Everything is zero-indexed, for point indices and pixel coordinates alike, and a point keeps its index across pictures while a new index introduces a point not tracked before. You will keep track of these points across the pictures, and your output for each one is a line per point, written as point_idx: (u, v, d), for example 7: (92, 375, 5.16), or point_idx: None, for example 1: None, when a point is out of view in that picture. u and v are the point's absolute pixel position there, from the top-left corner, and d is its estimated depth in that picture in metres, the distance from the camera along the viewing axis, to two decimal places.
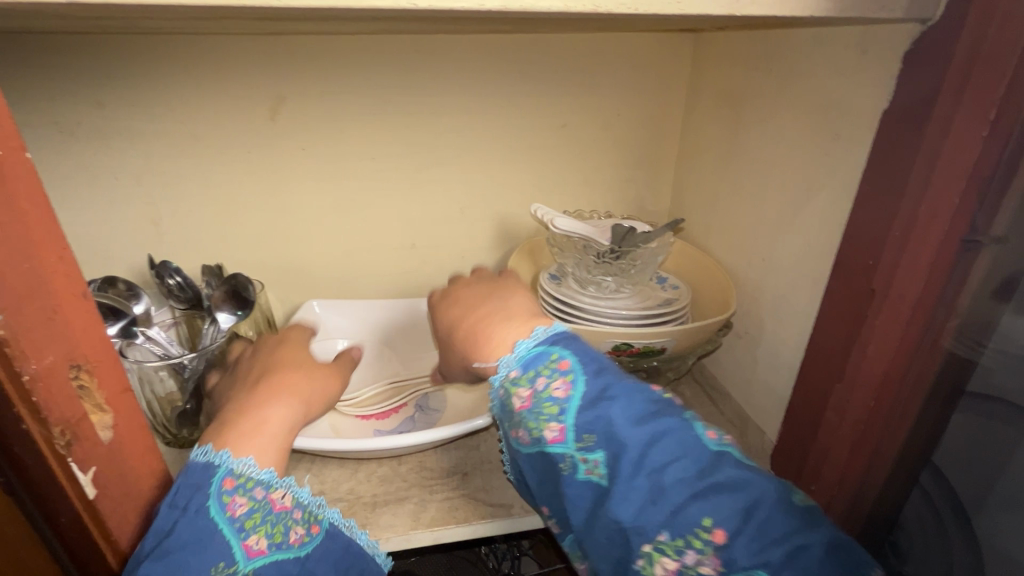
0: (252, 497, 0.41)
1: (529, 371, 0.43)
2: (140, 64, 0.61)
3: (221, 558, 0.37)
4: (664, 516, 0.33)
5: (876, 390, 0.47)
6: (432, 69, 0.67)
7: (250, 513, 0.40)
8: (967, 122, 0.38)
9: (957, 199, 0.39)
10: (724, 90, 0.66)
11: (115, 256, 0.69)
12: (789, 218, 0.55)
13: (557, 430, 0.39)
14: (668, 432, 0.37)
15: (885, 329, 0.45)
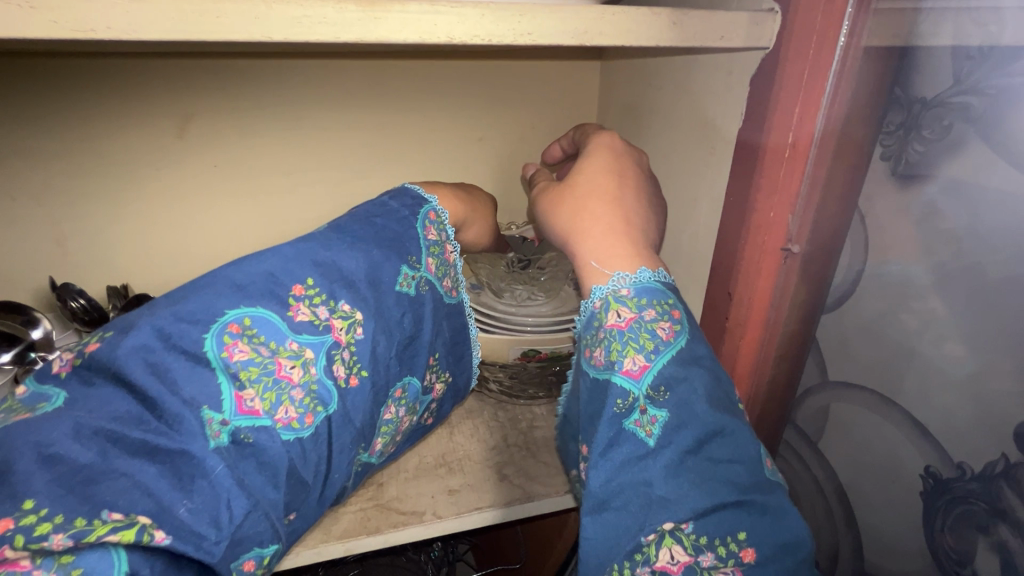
0: (435, 235, 0.50)
1: (641, 297, 0.43)
2: (29, 82, 0.59)
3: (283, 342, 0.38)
4: (704, 509, 0.36)
5: (734, 383, 0.52)
6: (343, 86, 0.68)
7: (432, 245, 0.50)
8: (794, 145, 0.44)
9: (775, 210, 0.46)
10: (626, 104, 0.70)
11: (14, 280, 0.66)
12: (679, 227, 0.59)
13: (639, 367, 0.40)
14: (741, 443, 0.39)
15: (741, 328, 0.50)
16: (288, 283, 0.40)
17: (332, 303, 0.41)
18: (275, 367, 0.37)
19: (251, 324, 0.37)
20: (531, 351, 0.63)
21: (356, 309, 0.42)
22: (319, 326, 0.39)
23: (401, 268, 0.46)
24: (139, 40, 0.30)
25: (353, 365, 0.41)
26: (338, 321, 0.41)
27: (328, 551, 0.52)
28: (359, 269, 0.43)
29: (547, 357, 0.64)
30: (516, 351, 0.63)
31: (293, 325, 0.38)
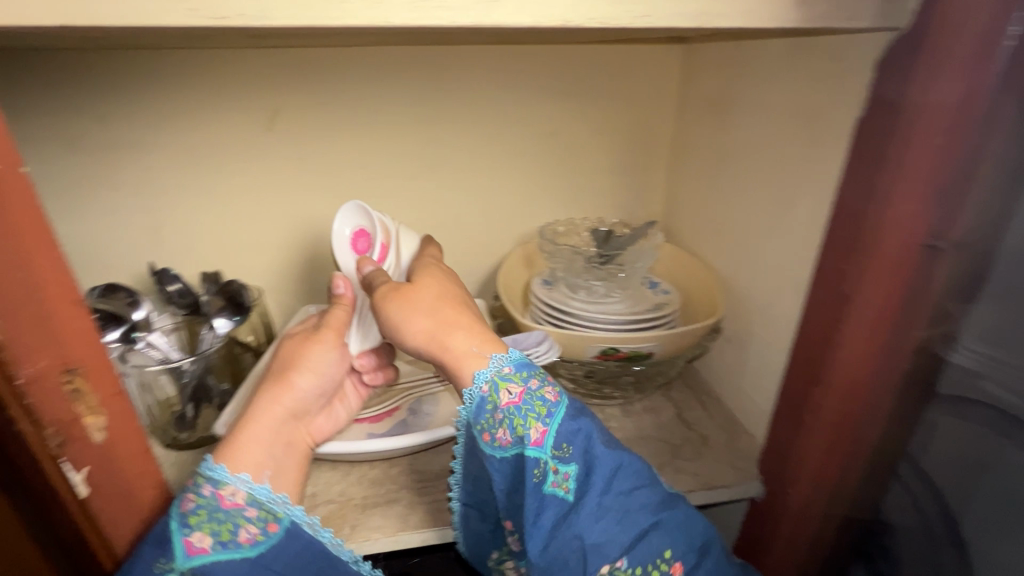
0: (200, 494, 0.42)
1: (522, 371, 0.46)
2: (137, 78, 0.62)
3: (163, 555, 0.39)
4: (632, 541, 0.40)
5: (848, 393, 0.47)
6: (424, 79, 0.68)
7: (197, 508, 0.41)
8: (922, 125, 0.39)
9: (920, 205, 0.40)
10: (711, 96, 0.67)
11: (116, 264, 0.71)
12: (773, 224, 0.56)
13: (542, 434, 0.43)
14: (641, 470, 0.43)
15: (855, 332, 0.46)
16: (212, 499, 0.42)
17: (237, 516, 0.42)
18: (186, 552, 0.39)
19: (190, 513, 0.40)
20: (610, 350, 0.61)
21: (274, 500, 0.44)
22: (220, 540, 0.40)
23: (181, 526, 0.40)
24: (267, 26, 0.31)
25: (265, 516, 0.43)
26: (243, 525, 0.42)
27: (406, 539, 0.53)
28: (164, 550, 0.39)
29: (625, 357, 0.62)
30: (594, 349, 0.61)
31: (199, 556, 0.39)
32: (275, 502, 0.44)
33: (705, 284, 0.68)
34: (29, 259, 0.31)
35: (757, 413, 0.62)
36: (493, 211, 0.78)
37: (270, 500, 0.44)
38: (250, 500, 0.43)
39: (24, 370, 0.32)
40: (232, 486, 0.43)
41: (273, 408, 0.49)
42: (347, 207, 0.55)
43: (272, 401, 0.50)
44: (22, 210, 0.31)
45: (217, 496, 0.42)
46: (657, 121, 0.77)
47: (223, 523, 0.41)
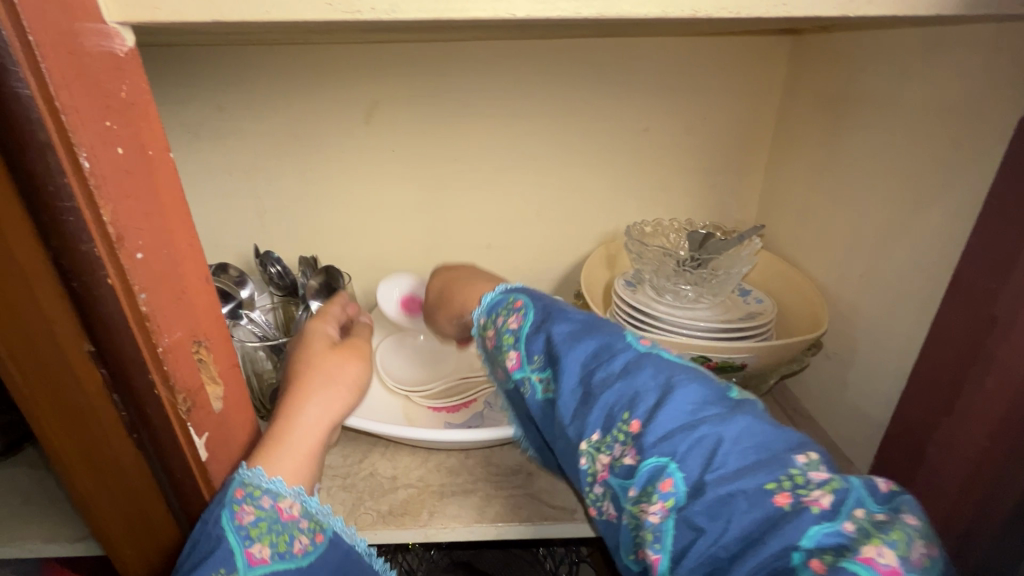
0: (259, 506, 0.39)
1: (492, 315, 0.49)
2: (253, 72, 0.66)
3: (220, 566, 0.36)
4: (593, 414, 0.37)
5: (994, 430, 0.41)
6: (518, 74, 0.68)
7: (258, 521, 0.39)
8: None
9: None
10: (825, 92, 0.62)
11: (225, 245, 0.77)
12: (896, 233, 0.51)
13: (516, 359, 0.45)
14: (603, 345, 0.40)
15: (1008, 362, 0.39)
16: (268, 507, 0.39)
17: (292, 526, 0.40)
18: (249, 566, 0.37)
19: (250, 523, 0.38)
20: (700, 358, 0.58)
21: (322, 510, 0.43)
22: (279, 551, 0.38)
23: (242, 538, 0.38)
24: (397, 19, 0.31)
25: (316, 527, 0.41)
26: (295, 537, 0.40)
27: (482, 531, 0.53)
28: (222, 564, 0.36)
29: (715, 367, 0.59)
30: (683, 356, 0.59)
31: (262, 568, 0.37)
32: (322, 512, 0.43)
33: (804, 295, 0.63)
34: (172, 239, 0.34)
35: (859, 437, 0.57)
36: (576, 208, 0.77)
37: (318, 509, 0.42)
38: (303, 511, 0.41)
39: (164, 340, 0.34)
40: (290, 498, 0.41)
41: (323, 416, 0.47)
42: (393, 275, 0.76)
43: (321, 404, 0.47)
44: (169, 192, 0.34)
45: (277, 508, 0.40)
46: (757, 119, 0.72)
47: (282, 533, 0.39)
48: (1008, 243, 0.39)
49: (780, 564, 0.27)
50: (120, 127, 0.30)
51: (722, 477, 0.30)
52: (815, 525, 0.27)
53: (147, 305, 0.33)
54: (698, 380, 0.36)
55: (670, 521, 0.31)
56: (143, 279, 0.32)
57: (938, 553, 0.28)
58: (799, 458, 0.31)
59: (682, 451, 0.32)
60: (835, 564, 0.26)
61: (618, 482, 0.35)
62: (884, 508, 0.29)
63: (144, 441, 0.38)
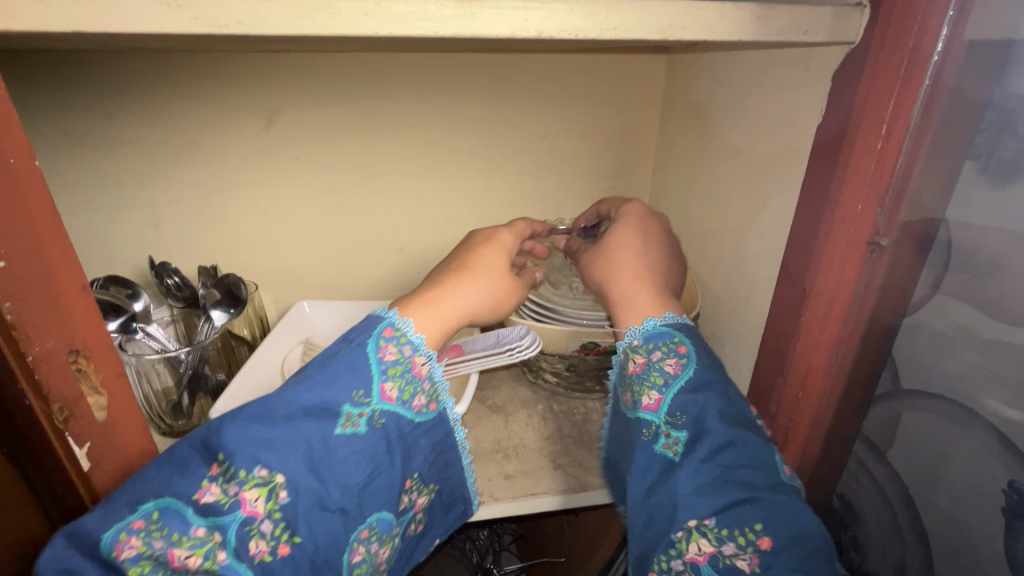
0: (401, 351, 0.47)
1: (649, 344, 0.50)
2: (141, 79, 0.65)
3: (361, 388, 0.44)
4: (722, 505, 0.40)
5: (803, 380, 0.50)
6: (416, 84, 0.71)
7: (395, 362, 0.46)
8: (866, 126, 0.41)
9: (863, 204, 0.43)
10: (693, 102, 0.70)
11: (118, 258, 0.74)
12: (747, 225, 0.59)
13: (655, 400, 0.46)
14: (756, 455, 0.42)
15: (811, 326, 0.48)
16: (408, 352, 0.47)
17: (418, 383, 0.47)
18: (379, 393, 0.45)
19: (390, 368, 0.46)
20: (591, 343, 0.64)
21: (442, 383, 0.50)
22: (401, 401, 0.46)
23: (381, 373, 0.45)
24: (265, 34, 0.34)
25: (431, 395, 0.49)
26: (418, 397, 0.47)
27: None
28: (364, 385, 0.44)
29: (605, 351, 0.65)
30: (575, 342, 0.65)
31: (387, 405, 0.45)
32: (442, 387, 0.50)
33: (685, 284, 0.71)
34: (41, 247, 0.34)
35: None
36: (483, 212, 0.81)
37: (439, 381, 0.49)
38: (428, 375, 0.48)
39: (35, 348, 0.34)
40: (424, 357, 0.48)
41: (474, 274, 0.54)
42: (297, 305, 0.78)
43: (478, 290, 0.53)
44: (37, 201, 0.33)
45: (412, 360, 0.47)
46: (642, 126, 0.80)
47: (410, 383, 0.47)
48: (809, 227, 0.48)
49: None
50: None
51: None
52: None
53: (12, 312, 0.32)
54: (786, 488, 0.42)
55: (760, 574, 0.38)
56: (7, 287, 0.32)
57: None
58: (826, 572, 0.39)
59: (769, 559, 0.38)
60: None
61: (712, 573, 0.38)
62: None
63: (18, 454, 0.37)
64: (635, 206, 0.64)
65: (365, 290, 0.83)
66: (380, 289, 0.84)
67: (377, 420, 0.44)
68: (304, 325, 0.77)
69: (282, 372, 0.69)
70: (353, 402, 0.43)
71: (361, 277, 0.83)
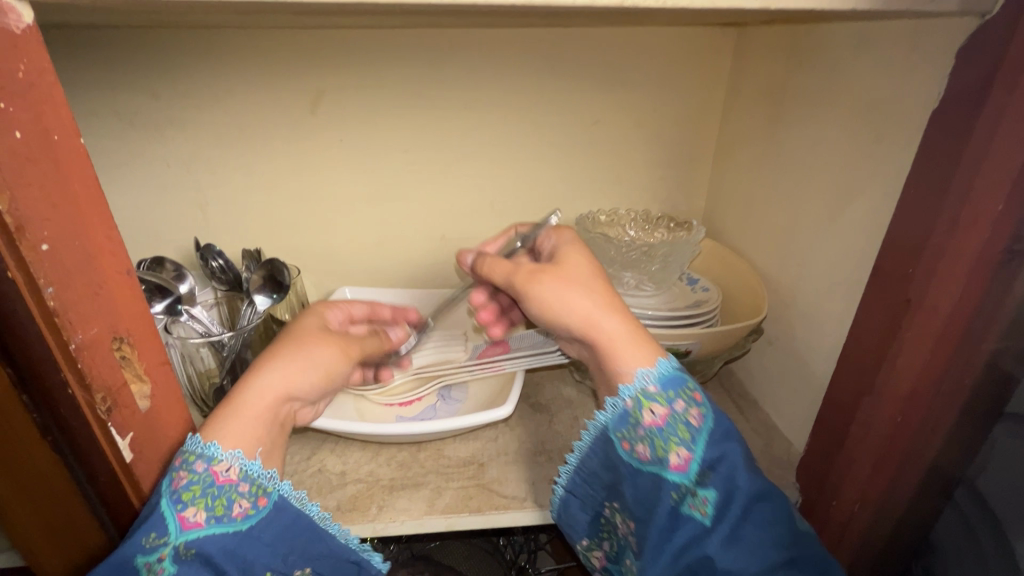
0: (191, 471, 0.39)
1: (668, 392, 0.45)
2: (187, 56, 0.63)
3: (153, 529, 0.37)
4: (760, 567, 0.40)
5: (904, 404, 0.45)
6: (466, 63, 0.67)
7: (189, 485, 0.39)
8: (1016, 113, 0.35)
9: (1003, 204, 0.37)
10: (766, 85, 0.64)
11: (163, 239, 0.74)
12: (827, 223, 0.53)
13: (685, 459, 0.43)
14: (780, 510, 0.43)
15: (917, 341, 0.43)
16: (202, 463, 0.40)
17: (230, 490, 0.40)
18: (179, 521, 0.38)
19: (185, 489, 0.39)
20: None
21: (266, 474, 0.42)
22: (214, 518, 0.39)
23: (173, 502, 0.38)
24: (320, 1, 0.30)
25: (256, 491, 0.41)
26: (243, 503, 0.40)
27: (431, 523, 0.53)
28: (158, 525, 0.38)
29: None
30: None
31: (195, 532, 0.38)
32: (266, 476, 0.42)
33: (748, 284, 0.66)
34: (86, 229, 0.32)
35: (798, 419, 0.60)
36: (529, 200, 0.77)
37: (260, 473, 0.42)
38: (243, 475, 0.41)
39: (77, 337, 0.32)
40: (225, 462, 0.41)
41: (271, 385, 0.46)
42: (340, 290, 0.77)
43: (269, 367, 0.47)
44: (80, 178, 0.31)
45: (211, 472, 0.40)
46: (704, 111, 0.74)
47: (216, 498, 0.40)
48: (918, 230, 0.42)
49: None
50: (19, 110, 0.28)
51: None
52: None
53: (56, 301, 0.31)
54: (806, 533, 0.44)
55: None
56: (50, 273, 0.30)
57: None
58: None
59: None
60: None
61: None
62: None
63: (61, 444, 0.35)
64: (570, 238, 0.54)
65: (407, 279, 0.82)
66: (421, 277, 0.82)
67: (189, 552, 0.38)
68: None
69: None
70: (145, 551, 0.37)
71: (404, 265, 0.81)
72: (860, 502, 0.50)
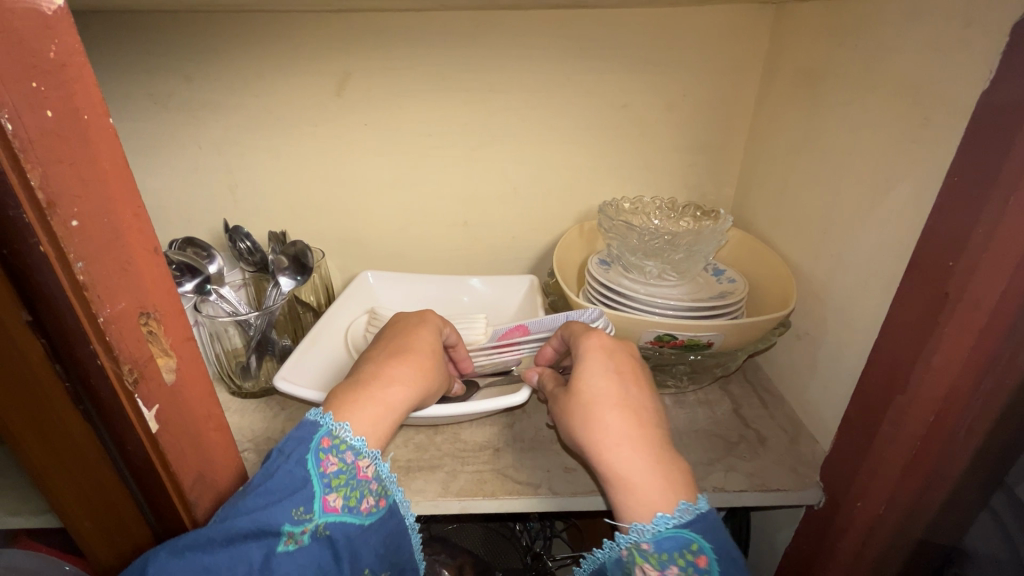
0: (343, 459, 0.43)
1: (662, 553, 0.38)
2: (219, 40, 0.64)
3: (303, 503, 0.40)
4: None
5: (940, 404, 0.43)
6: (492, 46, 0.66)
7: (338, 472, 0.42)
8: None
9: None
10: (805, 67, 0.61)
11: (196, 220, 0.76)
12: (863, 214, 0.51)
13: None
14: None
15: (955, 337, 0.41)
16: (349, 454, 0.43)
17: (364, 487, 0.43)
18: (322, 502, 0.41)
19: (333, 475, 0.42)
20: (667, 336, 0.58)
21: (391, 477, 0.45)
22: (349, 509, 0.42)
23: (323, 484, 0.41)
24: None
25: (383, 493, 0.44)
26: (371, 501, 0.43)
27: (446, 505, 0.53)
28: (306, 500, 0.40)
29: (682, 345, 0.58)
30: (650, 334, 0.58)
31: (333, 516, 0.41)
32: (391, 480, 0.45)
33: (778, 276, 0.64)
34: (115, 207, 0.33)
35: (824, 416, 0.58)
36: (553, 186, 0.77)
37: (388, 477, 0.45)
38: (376, 474, 0.44)
39: (106, 311, 0.33)
40: (368, 459, 0.44)
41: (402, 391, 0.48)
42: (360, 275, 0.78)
43: (408, 380, 0.49)
44: (110, 157, 0.32)
45: (356, 465, 0.43)
46: (736, 95, 0.71)
47: (355, 490, 0.42)
48: (963, 220, 0.40)
49: None
50: (51, 89, 0.29)
51: None
52: None
53: (86, 275, 0.32)
54: None
55: None
56: (79, 248, 0.31)
57: None
58: None
59: None
60: None
61: None
62: None
63: (92, 412, 0.37)
64: (600, 338, 0.48)
65: (431, 264, 0.82)
66: (444, 263, 0.83)
67: (321, 531, 0.40)
68: (370, 296, 0.76)
69: (345, 342, 0.69)
70: (293, 521, 0.39)
71: (427, 251, 0.81)
72: (886, 504, 0.49)
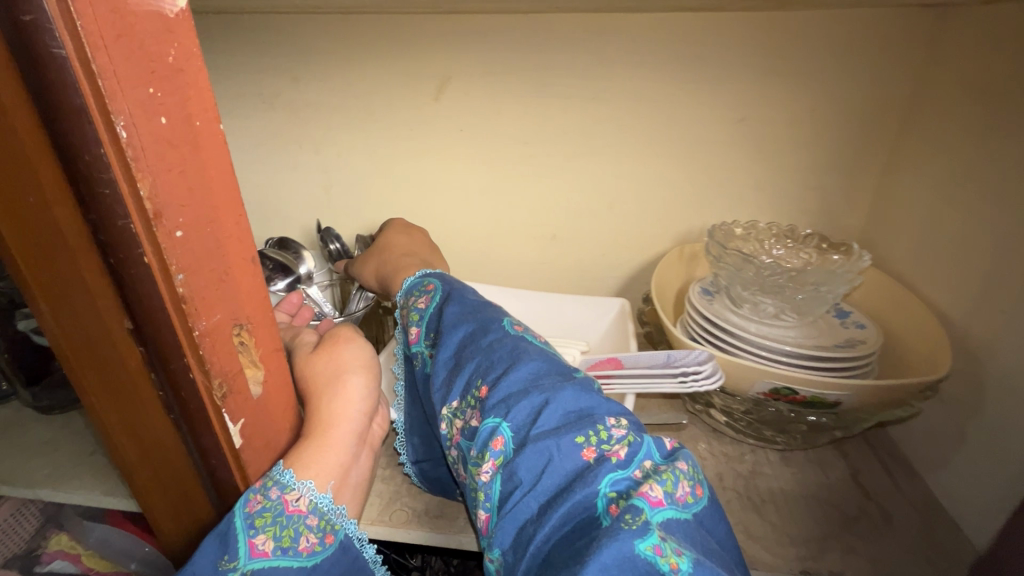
0: (267, 496, 0.38)
1: (414, 314, 0.50)
2: (325, 39, 0.64)
3: (226, 552, 0.36)
4: (457, 384, 0.40)
5: None
6: (602, 50, 0.61)
7: (263, 511, 0.37)
8: None
9: None
10: (982, 79, 0.51)
11: (291, 218, 0.78)
12: None
13: (416, 334, 0.48)
14: (479, 326, 0.43)
15: None
16: (269, 486, 0.38)
17: (299, 522, 0.39)
18: (248, 547, 0.36)
19: (260, 513, 0.37)
20: (785, 390, 0.50)
21: (335, 509, 0.41)
22: (283, 550, 0.37)
23: (246, 527, 0.37)
24: None
25: (324, 526, 0.40)
26: (311, 538, 0.39)
27: None
28: (229, 547, 0.36)
29: (801, 401, 0.51)
30: (764, 385, 0.51)
31: (262, 561, 0.36)
32: (334, 512, 0.41)
33: (923, 327, 0.54)
34: (216, 217, 0.32)
35: (982, 504, 0.48)
36: (653, 204, 0.70)
37: (331, 508, 0.41)
38: (312, 507, 0.39)
39: (201, 323, 0.32)
40: (298, 492, 0.39)
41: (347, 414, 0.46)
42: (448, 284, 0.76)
43: (363, 398, 0.47)
44: (217, 164, 0.31)
45: (284, 500, 0.38)
46: (881, 109, 0.61)
47: (287, 528, 0.38)
48: None
49: (584, 508, 0.31)
50: (165, 95, 0.27)
51: (527, 470, 0.33)
52: (609, 473, 0.32)
53: (184, 287, 0.31)
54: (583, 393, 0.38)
55: (498, 477, 0.35)
56: (180, 259, 0.30)
57: (692, 496, 0.33)
58: (608, 419, 0.35)
59: (517, 424, 0.36)
60: (625, 504, 0.30)
61: (465, 444, 0.38)
62: (666, 460, 0.35)
63: (181, 421, 0.36)
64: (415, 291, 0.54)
65: (515, 275, 0.79)
66: (529, 275, 0.79)
67: None
68: None
69: None
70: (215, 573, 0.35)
71: (512, 261, 0.78)
72: None
